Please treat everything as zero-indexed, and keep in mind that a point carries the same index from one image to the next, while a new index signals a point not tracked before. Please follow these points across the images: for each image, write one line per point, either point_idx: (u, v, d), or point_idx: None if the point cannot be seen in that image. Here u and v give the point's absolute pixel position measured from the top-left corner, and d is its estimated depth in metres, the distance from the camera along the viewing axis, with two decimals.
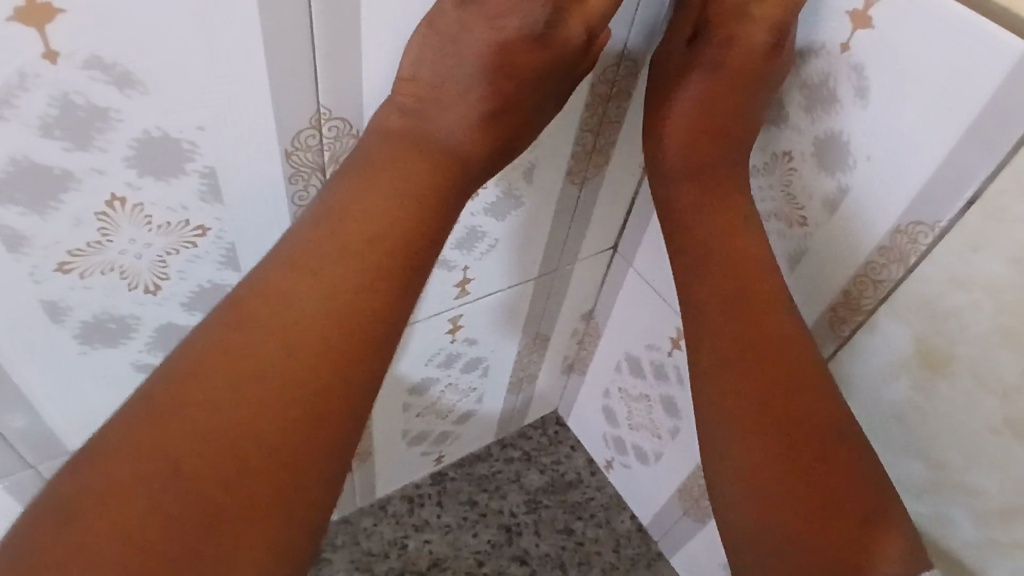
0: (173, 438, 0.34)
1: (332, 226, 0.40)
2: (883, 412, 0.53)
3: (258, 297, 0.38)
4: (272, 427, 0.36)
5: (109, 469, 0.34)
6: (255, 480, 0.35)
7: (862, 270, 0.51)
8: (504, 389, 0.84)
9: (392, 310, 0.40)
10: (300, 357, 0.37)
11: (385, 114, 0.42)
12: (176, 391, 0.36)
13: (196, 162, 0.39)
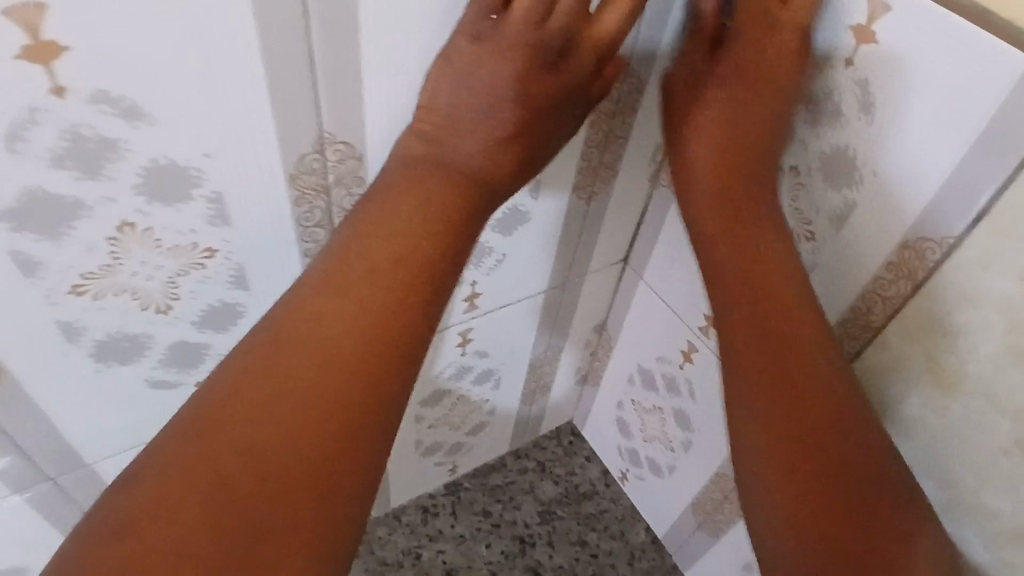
0: (211, 455, 0.36)
1: (359, 247, 0.41)
2: (895, 430, 0.53)
3: (291, 319, 0.40)
4: (309, 442, 0.37)
5: (151, 487, 0.35)
6: (287, 496, 0.36)
7: (872, 286, 0.50)
8: (517, 400, 0.85)
9: (403, 331, 0.40)
10: (327, 375, 0.38)
11: (407, 141, 0.44)
12: (215, 410, 0.37)
13: (202, 187, 0.41)
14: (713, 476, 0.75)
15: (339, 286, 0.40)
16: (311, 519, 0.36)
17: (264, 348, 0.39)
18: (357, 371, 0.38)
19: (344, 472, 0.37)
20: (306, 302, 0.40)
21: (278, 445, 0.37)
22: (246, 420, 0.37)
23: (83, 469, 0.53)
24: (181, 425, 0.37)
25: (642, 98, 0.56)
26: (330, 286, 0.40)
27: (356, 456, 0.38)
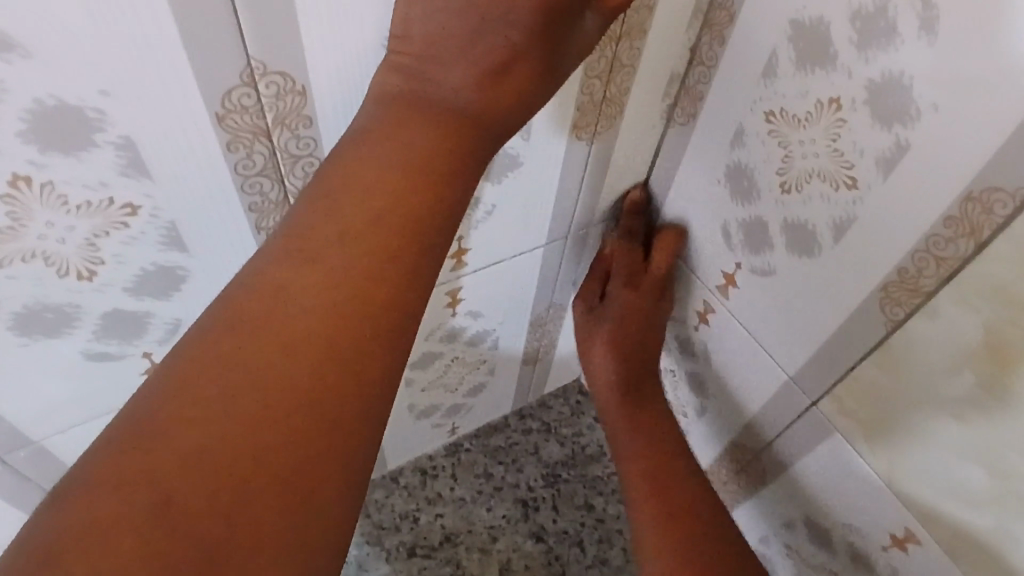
0: (159, 465, 0.29)
1: (329, 204, 0.34)
2: (941, 411, 0.45)
3: (253, 292, 0.33)
4: (279, 445, 0.31)
5: (84, 507, 0.28)
6: (251, 508, 0.30)
7: (923, 244, 0.42)
8: (518, 360, 0.79)
9: (377, 304, 0.34)
10: (299, 356, 0.32)
11: (385, 80, 0.36)
12: (161, 407, 0.30)
13: (107, 132, 0.34)
14: (730, 443, 0.69)
15: (308, 255, 0.34)
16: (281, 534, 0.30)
17: (221, 335, 0.32)
18: (332, 350, 0.32)
19: (328, 471, 0.31)
20: (269, 279, 0.33)
21: (241, 447, 0.30)
22: (201, 422, 0.30)
23: (32, 447, 0.49)
24: (119, 431, 0.30)
25: (654, 15, 0.46)
26: (296, 252, 0.33)
27: (339, 456, 0.32)
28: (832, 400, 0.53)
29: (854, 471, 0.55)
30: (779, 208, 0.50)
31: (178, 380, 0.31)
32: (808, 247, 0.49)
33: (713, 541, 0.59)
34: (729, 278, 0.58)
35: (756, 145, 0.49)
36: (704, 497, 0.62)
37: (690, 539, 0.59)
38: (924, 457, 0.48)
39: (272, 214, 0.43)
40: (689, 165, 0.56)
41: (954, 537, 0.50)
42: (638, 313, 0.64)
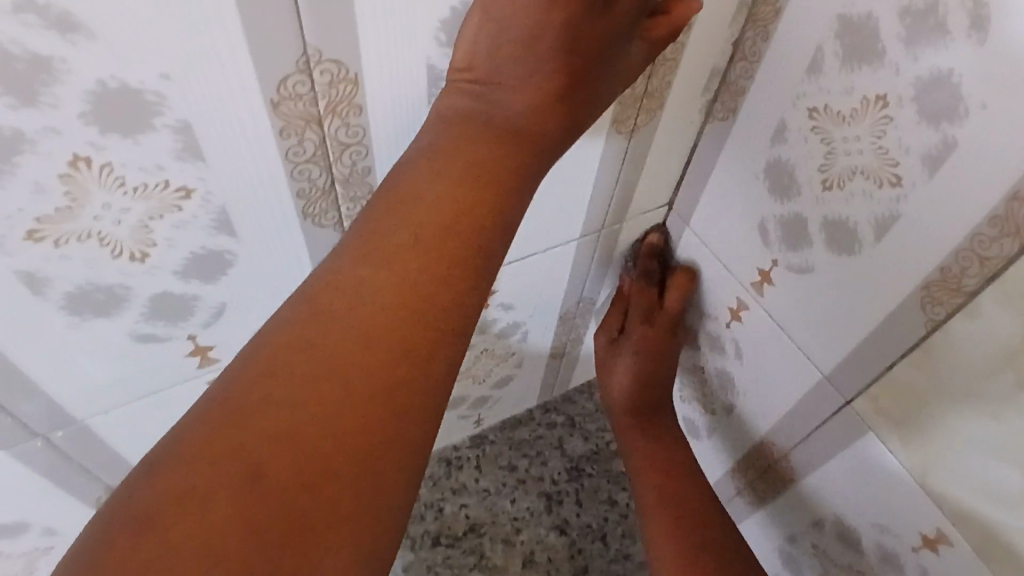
0: (246, 441, 0.31)
1: (393, 210, 0.36)
2: (979, 412, 0.45)
3: (323, 291, 0.34)
4: (355, 431, 0.33)
5: (179, 476, 0.31)
6: (313, 503, 0.31)
7: (967, 243, 0.41)
8: (545, 354, 0.79)
9: (443, 303, 0.35)
10: (365, 357, 0.34)
11: (449, 100, 0.38)
12: (234, 399, 0.32)
13: (165, 116, 0.35)
14: (757, 442, 0.68)
15: (381, 251, 0.35)
16: (338, 530, 0.32)
17: (303, 324, 0.34)
18: (396, 354, 0.34)
19: (397, 457, 0.33)
20: (347, 273, 0.35)
21: (307, 443, 0.32)
22: (284, 405, 0.32)
23: (75, 426, 0.50)
24: (209, 409, 0.32)
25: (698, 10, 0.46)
26: (360, 256, 0.35)
27: (408, 443, 0.34)
28: (867, 400, 0.53)
29: (887, 473, 0.54)
30: (820, 206, 0.50)
31: (263, 364, 0.33)
32: (848, 246, 0.49)
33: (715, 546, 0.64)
34: (764, 275, 0.58)
35: (798, 142, 0.49)
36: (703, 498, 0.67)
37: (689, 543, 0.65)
38: (961, 460, 0.48)
39: (318, 201, 0.43)
40: (728, 162, 0.56)
41: (989, 541, 0.49)
42: (654, 348, 0.69)
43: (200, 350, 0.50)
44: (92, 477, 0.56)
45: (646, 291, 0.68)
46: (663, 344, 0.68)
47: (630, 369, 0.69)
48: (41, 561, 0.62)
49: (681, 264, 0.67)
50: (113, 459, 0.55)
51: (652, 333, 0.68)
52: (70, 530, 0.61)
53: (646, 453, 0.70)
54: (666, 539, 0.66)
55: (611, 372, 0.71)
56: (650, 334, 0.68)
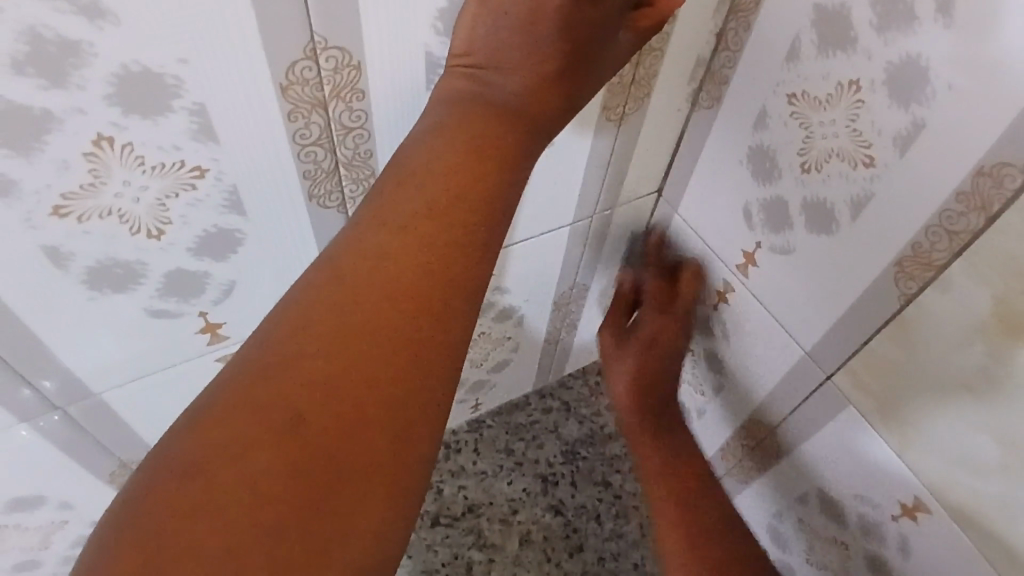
0: (277, 397, 0.34)
1: (393, 206, 0.38)
2: (952, 381, 0.47)
3: (343, 259, 0.37)
4: (379, 385, 0.35)
5: (216, 430, 0.33)
6: (336, 467, 0.34)
7: (936, 219, 0.44)
8: (541, 339, 0.81)
9: (457, 267, 0.38)
10: (383, 317, 0.36)
11: (452, 82, 0.41)
12: (243, 393, 0.34)
13: (183, 99, 0.37)
14: (746, 421, 0.71)
15: (395, 221, 0.37)
16: (361, 489, 0.34)
17: (324, 289, 0.36)
18: (399, 339, 0.36)
19: (419, 408, 0.36)
20: (364, 240, 0.37)
21: (334, 397, 0.34)
22: (310, 363, 0.35)
23: (91, 400, 0.53)
24: (241, 371, 0.35)
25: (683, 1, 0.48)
26: (370, 236, 0.37)
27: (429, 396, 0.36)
28: (847, 374, 0.55)
29: (866, 445, 0.57)
30: (801, 188, 0.52)
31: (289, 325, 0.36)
32: (826, 226, 0.51)
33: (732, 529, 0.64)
34: (749, 257, 0.60)
35: (779, 127, 0.52)
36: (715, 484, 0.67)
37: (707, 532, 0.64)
38: (935, 429, 0.50)
39: (323, 183, 0.46)
40: (714, 148, 0.59)
41: (964, 509, 0.52)
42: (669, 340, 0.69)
43: (210, 327, 0.52)
44: (105, 453, 0.59)
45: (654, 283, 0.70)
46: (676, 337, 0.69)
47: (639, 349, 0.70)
48: (55, 536, 0.65)
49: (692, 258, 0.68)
50: (125, 435, 0.58)
51: (662, 323, 0.69)
52: (82, 506, 0.63)
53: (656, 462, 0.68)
54: (678, 526, 0.64)
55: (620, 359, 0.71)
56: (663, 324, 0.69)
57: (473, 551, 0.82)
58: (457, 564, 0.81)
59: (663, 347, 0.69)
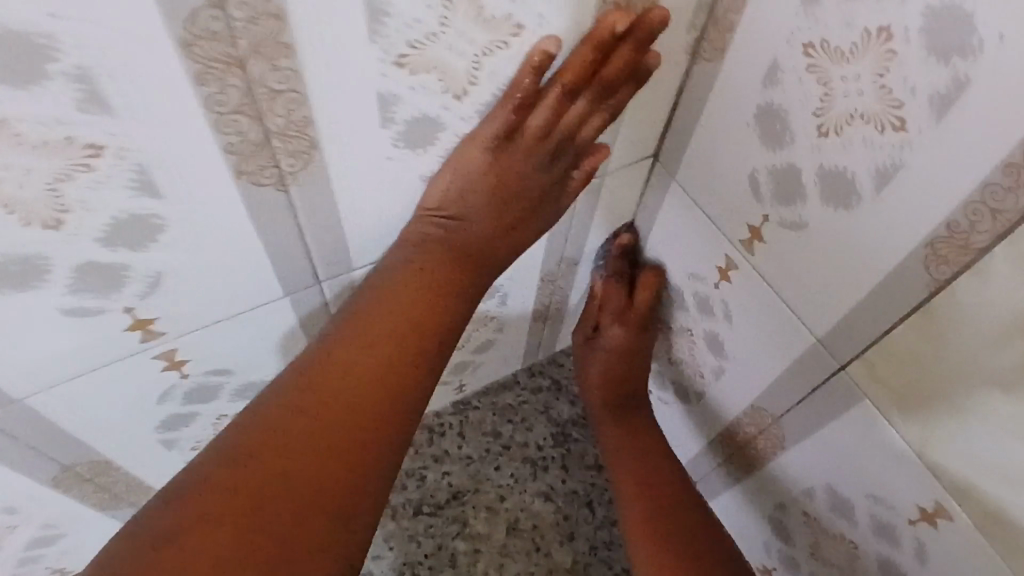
0: (272, 452, 0.43)
1: (371, 305, 0.48)
2: (985, 381, 0.41)
3: (336, 341, 0.47)
4: (355, 444, 0.45)
5: (222, 475, 0.42)
6: (311, 512, 0.43)
7: (978, 194, 0.37)
8: (528, 319, 0.75)
9: (432, 333, 0.49)
10: (365, 390, 0.46)
11: (465, 164, 0.47)
12: (250, 441, 0.44)
13: (60, 62, 0.30)
14: (747, 407, 0.65)
15: (388, 298, 0.48)
16: (327, 532, 0.43)
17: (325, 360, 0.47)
18: (370, 417, 0.46)
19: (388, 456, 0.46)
20: (358, 320, 0.48)
21: (316, 455, 0.44)
22: (306, 423, 0.44)
23: (16, 406, 0.47)
24: (250, 424, 0.45)
25: None
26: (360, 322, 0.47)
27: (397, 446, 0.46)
28: (863, 364, 0.49)
29: (882, 443, 0.51)
30: (816, 155, 0.45)
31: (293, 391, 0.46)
32: (844, 199, 0.45)
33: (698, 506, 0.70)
34: (755, 232, 0.53)
35: (793, 83, 0.44)
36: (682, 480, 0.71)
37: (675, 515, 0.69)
38: (960, 431, 0.45)
39: (253, 157, 0.39)
40: (717, 108, 0.51)
41: (988, 518, 0.46)
42: (625, 346, 0.72)
43: (141, 323, 0.46)
44: (46, 457, 0.53)
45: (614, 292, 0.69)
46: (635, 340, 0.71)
47: (608, 347, 0.72)
48: (5, 539, 0.60)
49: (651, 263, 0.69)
50: (62, 439, 0.52)
51: (621, 331, 0.71)
52: (30, 509, 0.59)
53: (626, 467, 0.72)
54: (647, 526, 0.68)
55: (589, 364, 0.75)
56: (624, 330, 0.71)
57: (458, 540, 0.78)
58: (441, 555, 0.77)
59: (625, 349, 0.72)
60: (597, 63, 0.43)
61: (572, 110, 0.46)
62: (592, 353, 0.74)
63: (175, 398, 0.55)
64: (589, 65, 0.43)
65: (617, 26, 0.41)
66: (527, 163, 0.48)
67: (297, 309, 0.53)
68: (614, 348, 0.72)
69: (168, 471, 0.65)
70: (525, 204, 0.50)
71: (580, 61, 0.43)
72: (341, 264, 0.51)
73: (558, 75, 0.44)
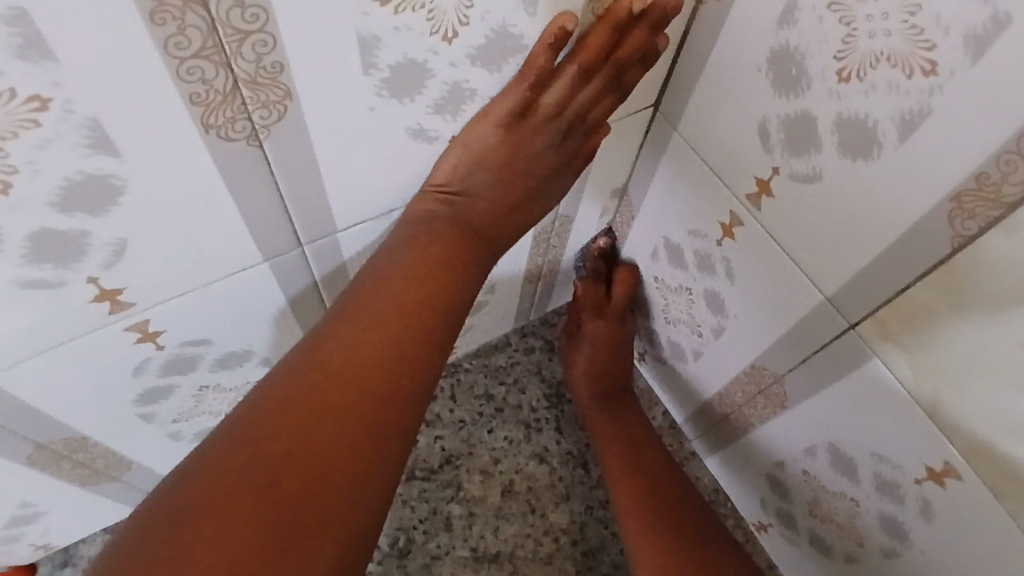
0: (279, 433, 0.41)
1: (377, 278, 0.46)
2: (1007, 341, 0.39)
3: (339, 319, 0.45)
4: (364, 420, 0.43)
5: (228, 462, 0.40)
6: (325, 492, 0.41)
7: (1014, 142, 0.34)
8: (520, 280, 0.72)
9: (440, 298, 0.47)
10: (374, 362, 0.44)
11: (472, 140, 0.46)
12: (254, 425, 0.42)
13: None
14: (747, 367, 0.63)
15: (392, 272, 0.46)
16: (340, 509, 0.41)
17: (328, 336, 0.45)
18: (379, 386, 0.44)
19: (396, 427, 0.44)
20: (363, 293, 0.46)
21: (328, 434, 0.42)
22: (313, 403, 0.42)
23: None
24: (253, 408, 0.43)
25: None
26: (365, 296, 0.46)
27: (403, 416, 0.44)
28: (874, 323, 0.47)
29: (891, 402, 0.50)
30: (833, 102, 0.42)
31: (295, 370, 0.43)
32: (863, 150, 0.42)
33: (682, 486, 0.72)
34: (762, 185, 0.50)
35: (811, 23, 0.40)
36: (667, 464, 0.73)
37: (663, 500, 0.70)
38: (980, 392, 0.43)
39: (219, 109, 0.35)
40: (725, 52, 0.47)
41: (1000, 478, 0.45)
42: (608, 337, 0.74)
43: (106, 294, 0.42)
44: (17, 436, 0.50)
45: (594, 291, 0.74)
46: (617, 333, 0.74)
47: (591, 337, 0.74)
48: None
49: (625, 261, 0.74)
50: (33, 418, 0.49)
51: (601, 329, 0.74)
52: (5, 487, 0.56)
53: (614, 454, 0.73)
54: (636, 513, 0.70)
55: (573, 354, 0.76)
56: (604, 324, 0.74)
57: (452, 504, 0.76)
58: (436, 519, 0.76)
59: (608, 338, 0.74)
60: (613, 41, 0.43)
61: (585, 89, 0.45)
62: (575, 350, 0.76)
63: (151, 370, 0.52)
64: (605, 44, 0.43)
65: (634, 5, 0.41)
66: (538, 139, 0.47)
67: (277, 274, 0.49)
68: (598, 339, 0.74)
69: (151, 445, 0.62)
70: (531, 181, 0.50)
71: (596, 38, 0.42)
72: (323, 226, 0.47)
73: (573, 54, 0.43)
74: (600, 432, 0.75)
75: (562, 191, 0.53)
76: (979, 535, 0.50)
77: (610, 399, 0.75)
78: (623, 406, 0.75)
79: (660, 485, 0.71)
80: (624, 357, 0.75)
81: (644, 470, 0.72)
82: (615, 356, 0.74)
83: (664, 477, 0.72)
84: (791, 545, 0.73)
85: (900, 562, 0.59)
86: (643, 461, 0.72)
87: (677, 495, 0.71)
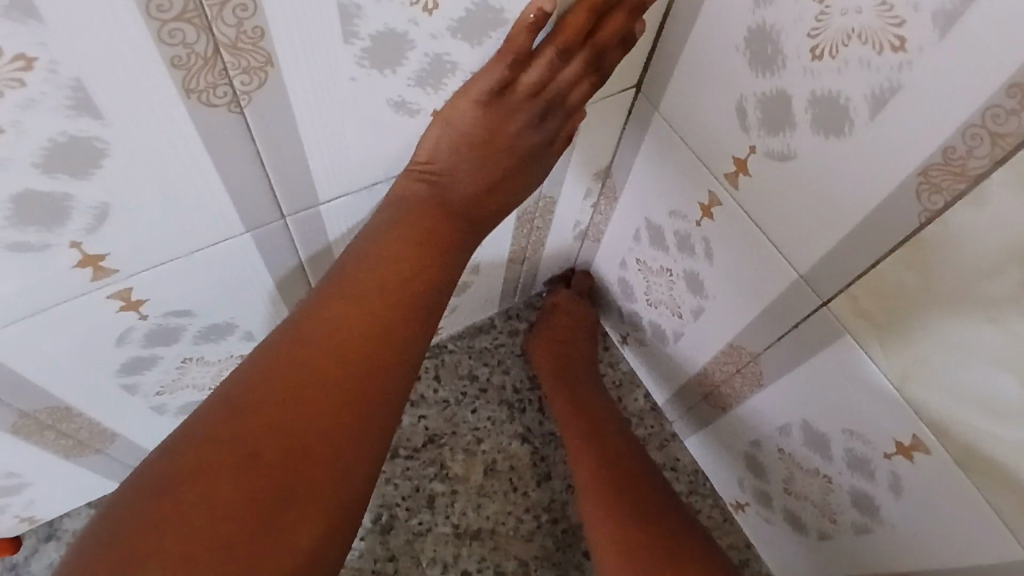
0: (261, 404, 0.42)
1: (360, 251, 0.47)
2: (971, 312, 0.40)
3: (322, 294, 0.46)
4: (344, 392, 0.43)
5: (211, 431, 0.41)
6: (301, 459, 0.41)
7: (978, 117, 0.35)
8: (504, 261, 0.73)
9: (423, 272, 0.48)
10: (356, 335, 0.44)
11: (455, 116, 0.46)
12: (239, 397, 0.42)
13: None
14: (725, 346, 0.64)
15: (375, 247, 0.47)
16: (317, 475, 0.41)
17: (313, 311, 0.45)
18: (361, 357, 0.44)
19: (378, 397, 0.44)
20: (347, 268, 0.47)
21: (308, 403, 0.42)
22: (295, 374, 0.43)
23: None
24: (238, 381, 0.43)
25: None
26: (348, 269, 0.46)
27: (385, 387, 0.45)
28: (846, 300, 0.48)
29: (863, 377, 0.51)
30: (807, 80, 0.43)
31: (279, 345, 0.44)
32: (836, 127, 0.43)
33: (646, 470, 0.71)
34: (740, 164, 0.51)
35: (786, 2, 0.41)
36: (633, 450, 0.72)
37: (626, 479, 0.69)
38: (946, 364, 0.44)
39: (201, 74, 0.35)
40: (704, 33, 0.48)
41: (965, 450, 0.46)
42: (567, 314, 0.80)
43: (89, 259, 0.43)
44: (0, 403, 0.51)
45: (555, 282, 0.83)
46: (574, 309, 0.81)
47: (551, 311, 0.80)
48: None
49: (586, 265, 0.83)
50: (16, 385, 0.50)
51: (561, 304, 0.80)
52: None
53: (576, 436, 0.73)
54: (595, 491, 0.68)
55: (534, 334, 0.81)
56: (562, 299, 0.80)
57: (435, 482, 0.77)
58: (418, 497, 0.77)
59: (566, 313, 0.80)
60: (593, 22, 0.43)
61: (568, 70, 0.46)
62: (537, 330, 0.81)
63: (134, 340, 0.52)
64: (584, 26, 0.43)
65: None
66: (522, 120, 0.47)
67: (260, 245, 0.50)
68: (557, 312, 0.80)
69: (135, 418, 0.62)
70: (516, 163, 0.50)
71: (577, 20, 0.43)
72: (305, 198, 0.48)
73: (552, 36, 0.44)
74: (564, 418, 0.75)
75: (544, 171, 0.53)
76: (945, 506, 0.51)
77: (573, 385, 0.77)
78: (586, 394, 0.77)
79: (623, 465, 0.70)
80: (585, 341, 0.81)
81: (608, 452, 0.71)
82: (573, 331, 0.80)
83: (627, 460, 0.71)
84: (767, 523, 0.75)
85: (871, 536, 0.60)
86: (606, 444, 0.72)
87: (641, 478, 0.70)
